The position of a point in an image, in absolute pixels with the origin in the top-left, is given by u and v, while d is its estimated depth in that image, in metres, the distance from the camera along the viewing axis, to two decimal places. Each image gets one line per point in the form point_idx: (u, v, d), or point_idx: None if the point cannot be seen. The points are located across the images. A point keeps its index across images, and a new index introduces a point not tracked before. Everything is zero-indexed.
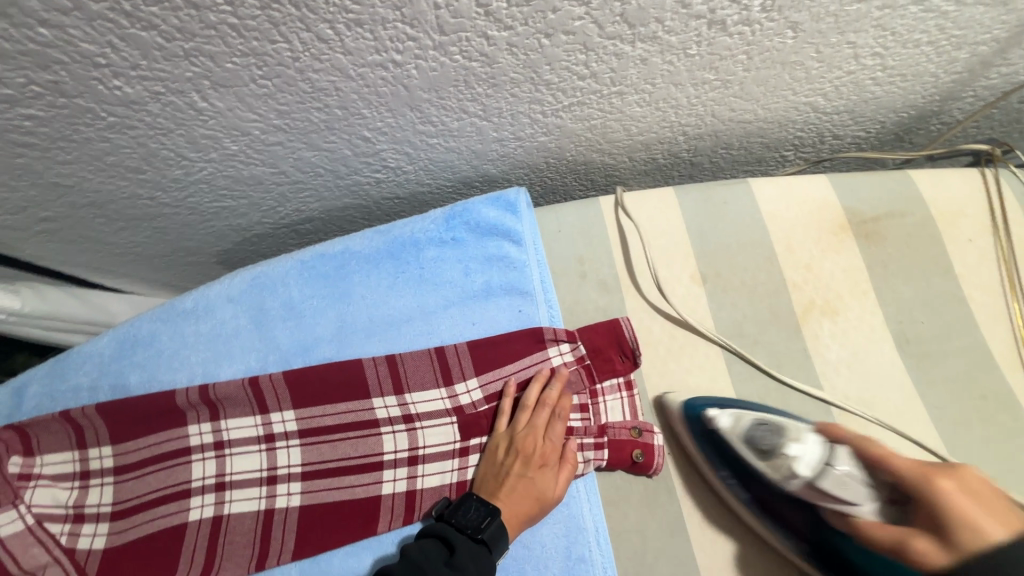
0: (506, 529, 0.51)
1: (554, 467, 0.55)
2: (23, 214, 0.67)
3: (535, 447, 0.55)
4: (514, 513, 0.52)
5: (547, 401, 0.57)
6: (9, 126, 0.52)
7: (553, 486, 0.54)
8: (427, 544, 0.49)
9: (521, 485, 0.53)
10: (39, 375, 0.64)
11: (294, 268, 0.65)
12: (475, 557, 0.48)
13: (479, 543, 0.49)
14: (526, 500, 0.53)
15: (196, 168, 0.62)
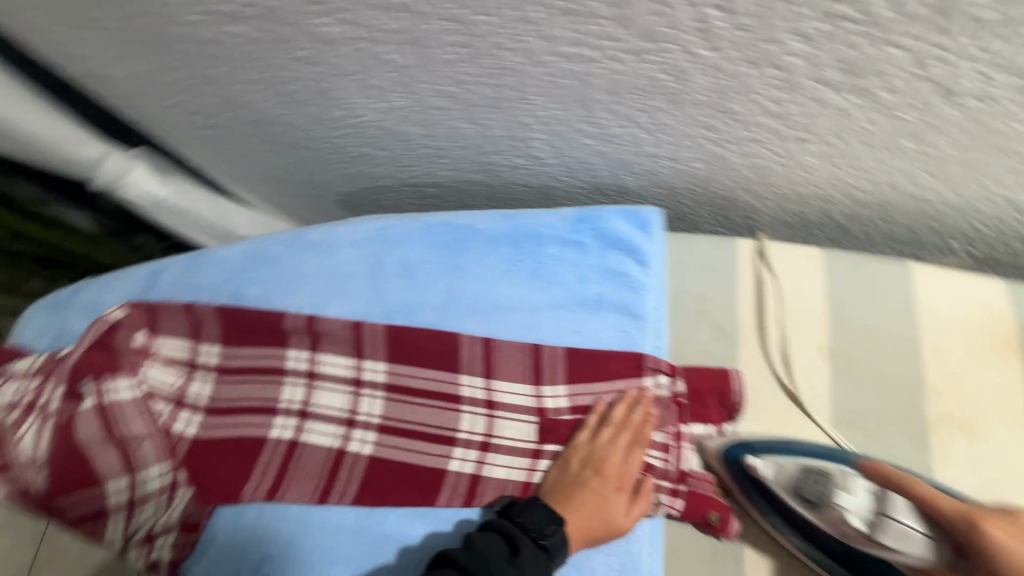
0: (569, 543, 0.50)
1: (626, 494, 0.53)
2: (196, 117, 0.73)
3: (611, 470, 0.54)
4: (579, 528, 0.51)
5: (633, 425, 0.56)
6: (217, 39, 0.56)
7: (623, 515, 0.52)
8: (489, 536, 0.48)
9: (591, 503, 0.52)
10: (176, 264, 0.69)
11: (417, 228, 0.66)
12: (537, 563, 0.47)
13: (542, 550, 0.48)
14: (594, 519, 0.52)
15: (358, 113, 0.64)
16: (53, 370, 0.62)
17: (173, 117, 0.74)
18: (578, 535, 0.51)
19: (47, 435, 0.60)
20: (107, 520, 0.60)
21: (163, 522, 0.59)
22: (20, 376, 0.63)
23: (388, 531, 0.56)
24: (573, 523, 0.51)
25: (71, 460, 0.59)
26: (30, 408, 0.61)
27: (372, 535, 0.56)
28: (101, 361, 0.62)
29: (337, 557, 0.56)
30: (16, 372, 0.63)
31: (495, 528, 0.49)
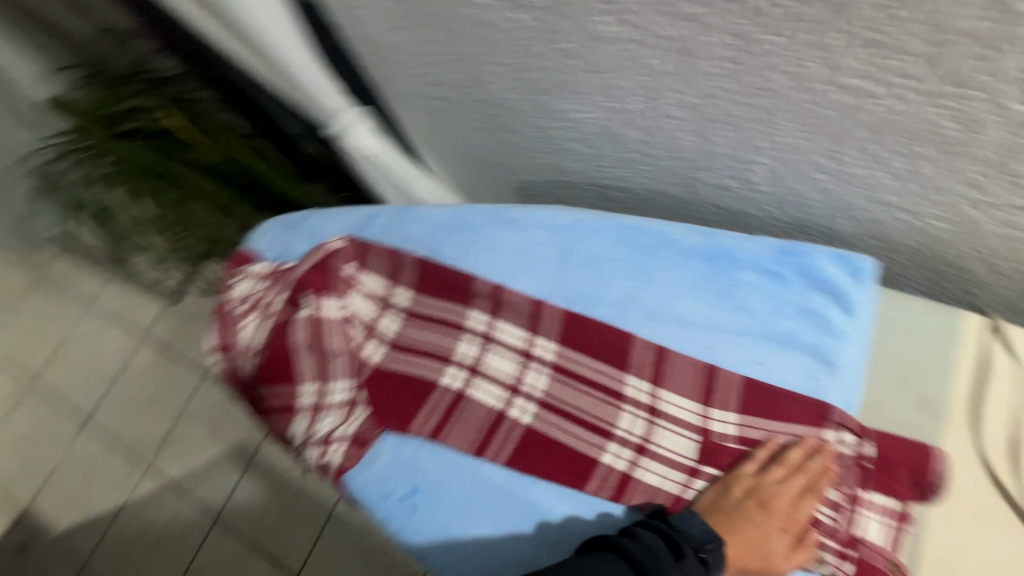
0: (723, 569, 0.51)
1: (787, 540, 0.53)
2: (432, 86, 0.81)
3: (778, 511, 0.53)
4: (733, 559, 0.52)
5: (809, 472, 0.54)
6: (491, 24, 0.61)
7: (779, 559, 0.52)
8: (655, 537, 0.49)
9: (750, 539, 0.53)
10: (388, 213, 0.77)
11: (612, 226, 0.68)
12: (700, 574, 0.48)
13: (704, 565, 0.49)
14: (749, 556, 0.52)
15: (585, 108, 0.68)
16: (279, 279, 0.72)
17: (412, 84, 0.83)
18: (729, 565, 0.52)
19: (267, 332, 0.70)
20: (294, 418, 0.67)
21: (343, 429, 0.66)
22: (252, 277, 0.74)
23: (533, 502, 0.59)
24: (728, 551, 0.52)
25: (278, 356, 0.68)
26: (258, 306, 0.72)
27: (516, 501, 0.60)
28: (317, 281, 0.70)
29: (482, 510, 0.60)
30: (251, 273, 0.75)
31: (660, 531, 0.51)
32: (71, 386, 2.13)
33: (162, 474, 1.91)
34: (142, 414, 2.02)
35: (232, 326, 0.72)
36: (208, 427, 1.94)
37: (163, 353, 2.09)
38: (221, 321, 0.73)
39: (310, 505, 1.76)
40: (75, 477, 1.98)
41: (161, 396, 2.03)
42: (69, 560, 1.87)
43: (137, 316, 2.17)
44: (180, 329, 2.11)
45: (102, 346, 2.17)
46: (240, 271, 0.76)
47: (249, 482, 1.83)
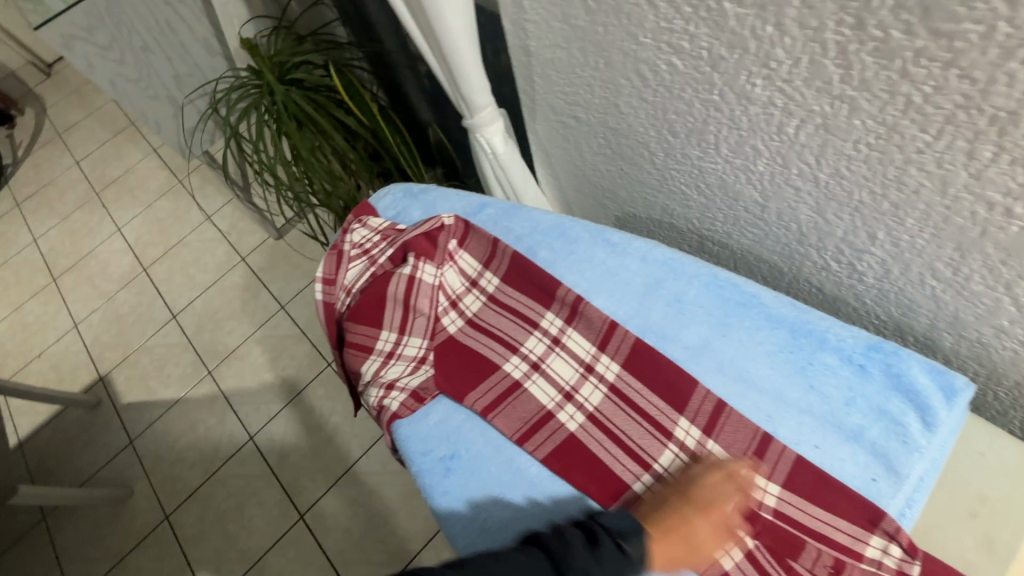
0: (650, 559, 0.54)
1: (713, 530, 0.55)
2: (571, 106, 0.87)
3: (700, 498, 0.56)
4: (665, 552, 0.54)
5: (735, 477, 0.57)
6: (647, 61, 0.66)
7: (704, 551, 0.55)
8: (573, 527, 0.54)
9: (677, 532, 0.55)
10: (499, 206, 0.84)
11: (705, 274, 0.70)
12: (617, 563, 0.52)
13: (622, 552, 0.52)
14: (680, 552, 0.55)
15: (710, 159, 0.71)
16: (391, 236, 0.81)
17: (555, 99, 0.89)
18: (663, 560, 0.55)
19: (369, 278, 0.79)
20: (369, 358, 0.74)
21: (405, 380, 0.72)
22: (368, 226, 0.82)
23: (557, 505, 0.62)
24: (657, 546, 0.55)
25: (372, 300, 0.76)
26: (368, 255, 0.81)
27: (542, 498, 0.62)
28: (422, 247, 0.78)
29: (507, 496, 0.63)
30: (368, 222, 0.83)
31: (579, 523, 0.55)
32: (173, 283, 2.41)
33: (220, 383, 2.10)
34: (221, 326, 2.23)
35: (341, 264, 0.81)
36: (270, 355, 2.11)
37: (254, 279, 2.31)
38: (333, 257, 0.82)
39: (334, 455, 1.86)
40: (151, 362, 2.23)
41: (240, 315, 2.24)
42: (123, 431, 2.09)
43: (243, 240, 2.42)
44: (274, 262, 2.32)
45: (207, 258, 2.43)
46: (358, 219, 0.84)
47: (289, 415, 1.96)
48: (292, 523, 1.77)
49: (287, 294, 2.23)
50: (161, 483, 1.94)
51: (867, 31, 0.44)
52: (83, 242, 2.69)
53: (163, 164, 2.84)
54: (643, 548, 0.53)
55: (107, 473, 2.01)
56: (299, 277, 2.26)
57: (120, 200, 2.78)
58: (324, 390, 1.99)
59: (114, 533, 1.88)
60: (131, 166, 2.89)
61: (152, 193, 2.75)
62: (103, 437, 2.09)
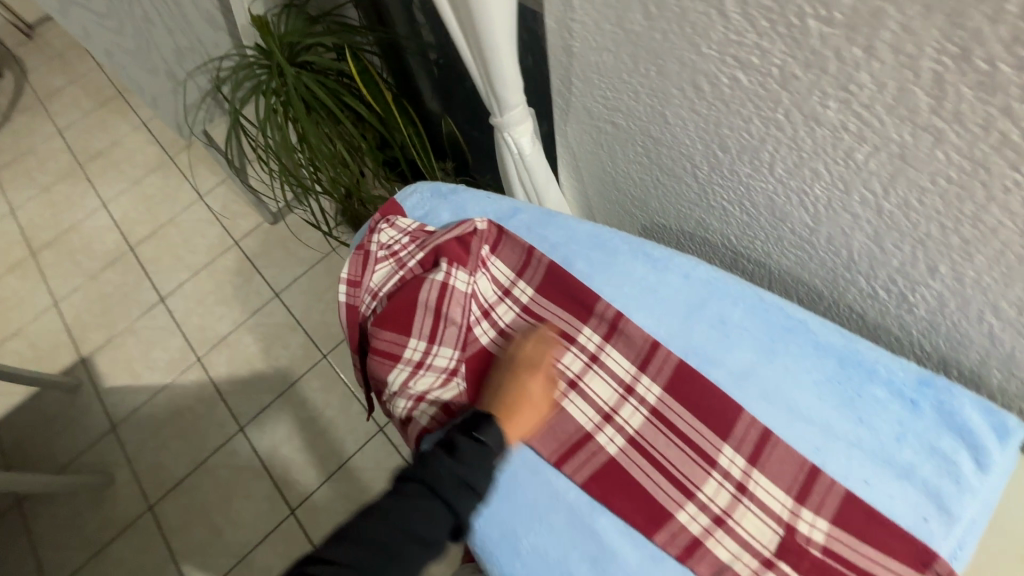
0: (507, 425, 0.62)
1: (538, 390, 0.66)
2: (610, 111, 0.84)
3: (516, 366, 0.67)
4: (518, 423, 0.62)
5: (535, 337, 0.70)
6: (707, 72, 0.63)
7: (541, 407, 0.65)
8: (433, 446, 0.59)
9: (518, 403, 0.64)
10: (532, 211, 0.81)
11: (750, 296, 0.68)
12: (481, 458, 0.57)
13: (481, 444, 0.58)
14: (530, 415, 0.64)
15: (761, 178, 0.69)
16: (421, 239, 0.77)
17: (593, 102, 0.86)
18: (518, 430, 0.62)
19: (397, 283, 0.76)
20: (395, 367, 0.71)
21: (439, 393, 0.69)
22: (397, 227, 0.79)
23: (597, 531, 0.60)
24: (509, 419, 0.62)
25: (401, 306, 0.73)
26: (396, 258, 0.77)
27: (582, 524, 0.60)
28: (454, 251, 0.74)
29: (548, 520, 0.61)
30: (396, 222, 0.79)
31: (439, 442, 0.59)
32: (161, 264, 2.32)
33: (208, 370, 2.03)
34: (211, 311, 2.16)
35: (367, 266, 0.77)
36: (262, 343, 2.05)
37: (247, 264, 2.24)
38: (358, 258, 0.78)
39: (327, 449, 1.82)
40: (136, 345, 2.15)
41: (232, 301, 2.17)
42: (105, 416, 2.01)
43: (237, 223, 2.34)
44: (268, 247, 2.25)
45: (198, 239, 2.35)
46: (385, 219, 0.80)
47: (281, 407, 1.92)
48: (283, 518, 1.74)
49: (282, 281, 2.16)
50: (145, 472, 1.88)
51: (972, 63, 0.42)
52: (65, 216, 2.57)
53: (152, 139, 2.73)
54: (498, 431, 0.60)
55: (87, 460, 1.94)
56: (294, 264, 2.19)
57: (106, 174, 2.66)
58: (318, 382, 1.94)
59: (94, 522, 1.82)
60: (118, 138, 2.77)
61: (140, 168, 2.64)
62: (83, 422, 2.02)
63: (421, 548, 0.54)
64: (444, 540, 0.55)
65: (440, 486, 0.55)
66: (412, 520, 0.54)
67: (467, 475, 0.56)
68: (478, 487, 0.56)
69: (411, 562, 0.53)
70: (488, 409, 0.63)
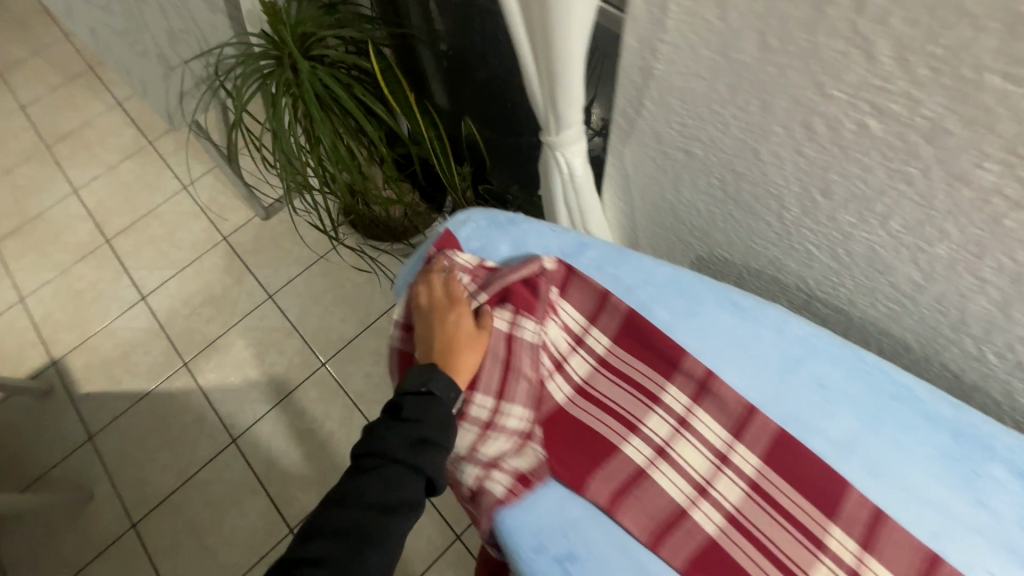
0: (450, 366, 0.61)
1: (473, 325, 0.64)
2: (686, 138, 0.77)
3: (440, 302, 0.65)
4: (461, 359, 0.61)
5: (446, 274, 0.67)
6: (827, 116, 0.57)
7: (482, 341, 0.63)
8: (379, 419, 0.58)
9: (454, 343, 0.62)
10: (602, 247, 0.74)
11: (851, 357, 0.63)
12: (431, 410, 0.57)
13: (426, 396, 0.58)
14: (474, 352, 0.62)
15: (867, 230, 0.63)
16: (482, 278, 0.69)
17: (665, 128, 0.79)
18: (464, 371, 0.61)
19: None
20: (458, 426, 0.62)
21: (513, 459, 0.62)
22: (454, 263, 0.70)
23: None
24: (448, 362, 0.61)
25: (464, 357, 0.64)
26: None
27: None
28: (523, 295, 0.66)
29: None
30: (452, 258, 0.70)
31: (385, 411, 0.59)
32: (141, 259, 2.16)
33: (197, 377, 1.91)
34: (198, 312, 2.02)
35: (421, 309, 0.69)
36: (255, 349, 1.93)
37: (237, 262, 2.10)
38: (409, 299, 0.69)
39: (328, 463, 1.73)
40: (115, 347, 2.00)
41: (220, 302, 2.03)
42: (81, 425, 1.87)
43: (225, 217, 2.19)
44: (260, 245, 2.12)
45: (182, 233, 2.19)
46: (439, 253, 0.72)
47: (277, 418, 1.81)
48: (281, 538, 1.65)
49: (276, 282, 2.04)
50: (128, 487, 1.76)
51: None
52: (31, 203, 2.37)
53: (127, 120, 2.52)
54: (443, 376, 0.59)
55: (62, 473, 1.80)
56: (289, 264, 2.07)
57: (76, 158, 2.45)
58: (317, 392, 1.84)
59: (72, 540, 1.70)
60: (89, 118, 2.55)
61: (115, 153, 2.44)
62: (56, 431, 1.87)
63: (398, 516, 0.53)
64: (418, 500, 0.55)
65: (393, 450, 0.55)
66: (376, 493, 0.53)
67: (420, 431, 0.56)
68: (436, 440, 0.56)
69: (390, 531, 0.53)
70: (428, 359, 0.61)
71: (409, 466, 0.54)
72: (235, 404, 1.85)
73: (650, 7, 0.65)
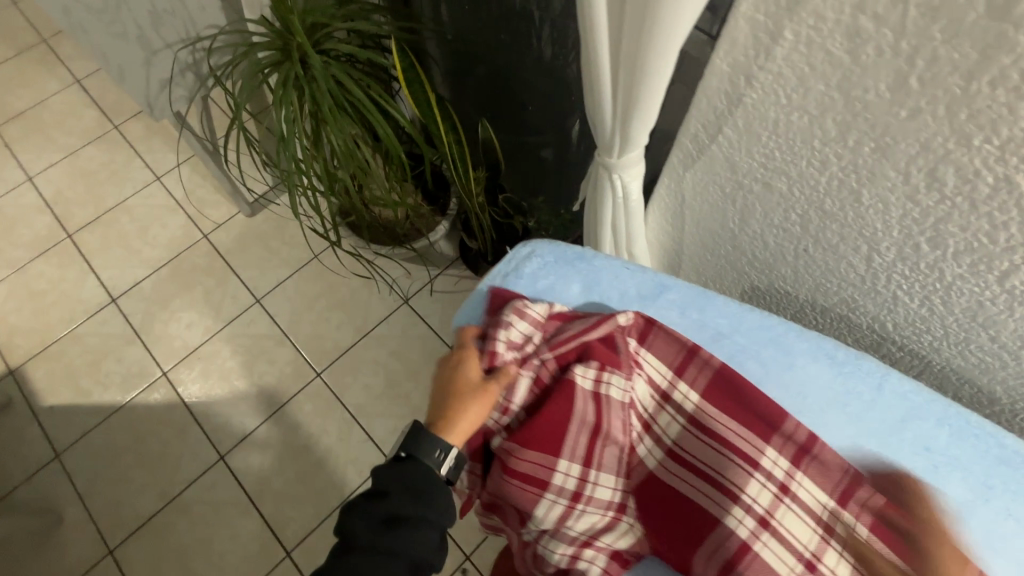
0: (444, 421, 0.60)
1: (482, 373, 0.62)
2: (768, 171, 0.72)
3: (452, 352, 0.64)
4: (458, 416, 0.59)
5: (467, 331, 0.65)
6: (960, 166, 0.52)
7: (484, 390, 0.60)
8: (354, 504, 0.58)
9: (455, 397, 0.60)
10: (682, 290, 0.68)
11: (957, 418, 0.60)
12: (407, 477, 0.58)
13: (405, 464, 0.59)
14: (476, 404, 0.60)
15: (978, 283, 0.60)
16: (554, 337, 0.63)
17: (745, 158, 0.73)
18: (465, 427, 0.60)
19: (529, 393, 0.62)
20: (540, 501, 0.59)
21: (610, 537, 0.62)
22: (527, 320, 0.62)
23: None
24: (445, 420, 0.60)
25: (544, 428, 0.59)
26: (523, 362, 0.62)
27: None
28: (604, 353, 0.61)
29: None
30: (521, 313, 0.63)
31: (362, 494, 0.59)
32: (110, 258, 1.98)
33: (178, 388, 1.77)
34: (177, 317, 1.87)
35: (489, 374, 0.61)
36: (242, 358, 1.80)
37: (219, 262, 1.95)
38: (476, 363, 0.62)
39: (326, 481, 1.64)
40: (83, 355, 1.83)
41: (202, 306, 1.88)
42: (46, 442, 1.71)
43: (205, 213, 2.02)
44: (244, 244, 1.97)
45: (156, 230, 2.01)
46: (512, 305, 0.64)
47: (268, 432, 1.70)
48: (277, 562, 1.55)
49: (264, 285, 1.90)
50: (103, 509, 1.62)
51: None
52: None
53: (88, 101, 2.29)
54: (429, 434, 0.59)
55: (25, 495, 1.64)
56: (277, 266, 1.93)
57: (29, 142, 2.22)
58: (312, 405, 1.73)
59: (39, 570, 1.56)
60: (43, 97, 2.31)
61: (75, 138, 2.22)
62: (18, 448, 1.71)
63: None
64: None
65: (367, 534, 0.54)
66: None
67: (393, 506, 0.56)
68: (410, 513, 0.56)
69: None
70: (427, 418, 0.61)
71: (383, 550, 0.54)
72: (222, 418, 1.72)
73: (757, 30, 0.59)
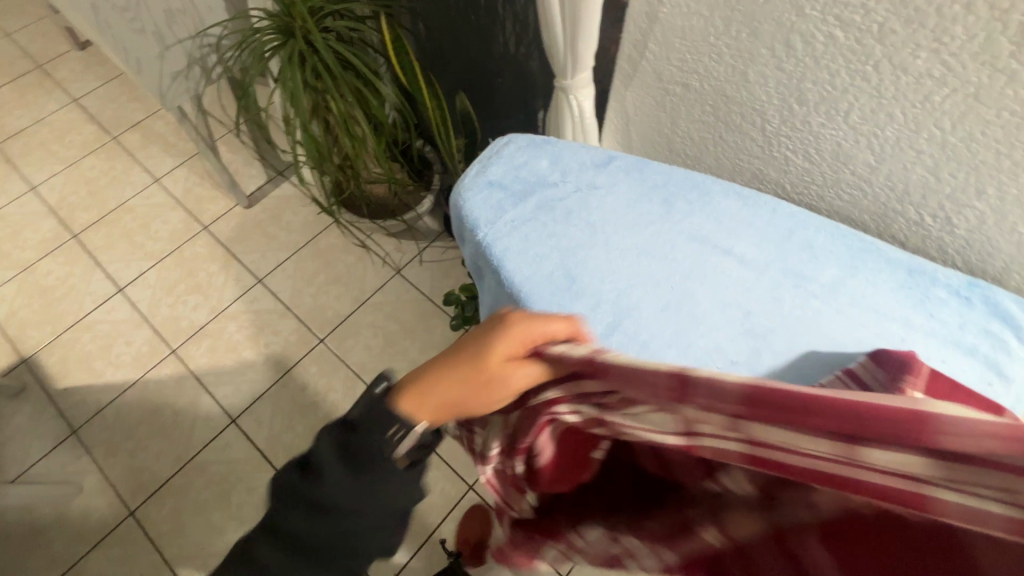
0: (428, 383, 0.62)
1: (503, 368, 0.60)
2: (684, 73, 0.94)
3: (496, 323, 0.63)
4: (445, 387, 0.61)
5: None
6: (804, 32, 0.75)
7: (476, 377, 0.61)
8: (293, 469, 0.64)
9: (447, 373, 0.62)
10: (628, 159, 0.89)
11: (828, 226, 0.82)
12: (359, 444, 0.61)
13: (354, 429, 0.62)
14: (461, 383, 0.61)
15: (833, 126, 0.82)
16: None
17: (666, 65, 0.95)
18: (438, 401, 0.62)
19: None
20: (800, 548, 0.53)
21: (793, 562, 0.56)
22: None
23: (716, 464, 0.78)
24: (413, 388, 0.62)
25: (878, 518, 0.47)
26: None
27: None
28: None
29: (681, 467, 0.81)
30: None
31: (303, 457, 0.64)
32: (115, 252, 2.11)
33: (188, 363, 1.88)
34: (183, 300, 2.00)
35: (974, 459, 0.39)
36: (250, 331, 1.94)
37: (221, 249, 2.10)
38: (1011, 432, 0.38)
39: None
40: (93, 341, 1.94)
41: (206, 289, 2.02)
42: (63, 420, 1.80)
43: (205, 208, 2.18)
44: (244, 232, 2.12)
45: (159, 225, 2.16)
46: None
47: (277, 395, 1.83)
48: None
49: (264, 267, 2.05)
50: (122, 476, 1.71)
51: None
52: None
53: (86, 116, 2.45)
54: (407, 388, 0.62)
55: (45, 469, 1.72)
56: (276, 249, 2.09)
57: (31, 156, 2.35)
58: (317, 367, 1.87)
59: (62, 538, 1.64)
60: (43, 116, 2.46)
61: (76, 149, 2.36)
62: (36, 429, 1.79)
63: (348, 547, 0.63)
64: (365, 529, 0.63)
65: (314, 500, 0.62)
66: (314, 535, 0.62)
67: (333, 482, 0.61)
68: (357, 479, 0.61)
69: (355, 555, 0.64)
70: (422, 370, 0.64)
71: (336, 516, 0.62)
72: (233, 385, 1.85)
73: None
